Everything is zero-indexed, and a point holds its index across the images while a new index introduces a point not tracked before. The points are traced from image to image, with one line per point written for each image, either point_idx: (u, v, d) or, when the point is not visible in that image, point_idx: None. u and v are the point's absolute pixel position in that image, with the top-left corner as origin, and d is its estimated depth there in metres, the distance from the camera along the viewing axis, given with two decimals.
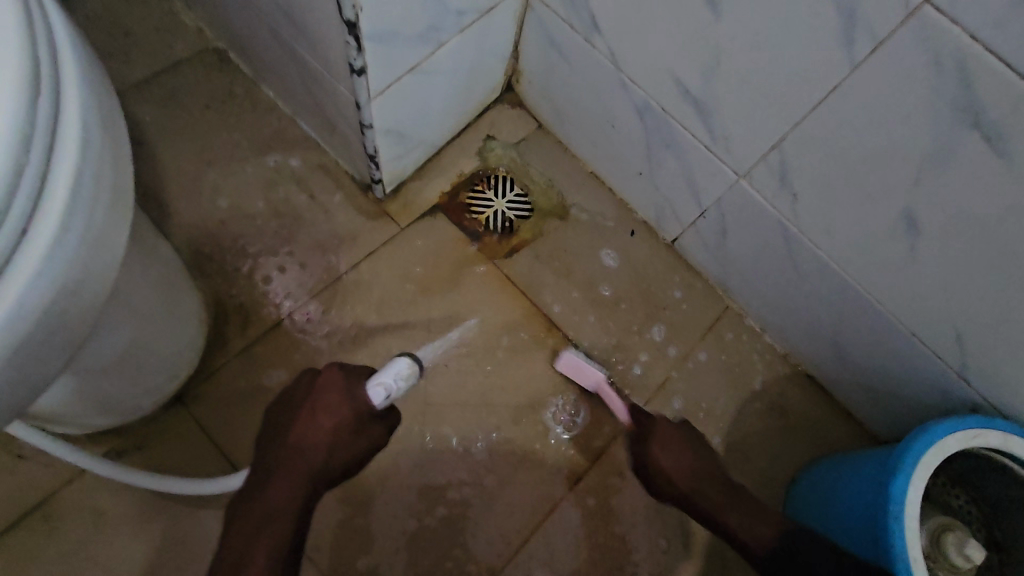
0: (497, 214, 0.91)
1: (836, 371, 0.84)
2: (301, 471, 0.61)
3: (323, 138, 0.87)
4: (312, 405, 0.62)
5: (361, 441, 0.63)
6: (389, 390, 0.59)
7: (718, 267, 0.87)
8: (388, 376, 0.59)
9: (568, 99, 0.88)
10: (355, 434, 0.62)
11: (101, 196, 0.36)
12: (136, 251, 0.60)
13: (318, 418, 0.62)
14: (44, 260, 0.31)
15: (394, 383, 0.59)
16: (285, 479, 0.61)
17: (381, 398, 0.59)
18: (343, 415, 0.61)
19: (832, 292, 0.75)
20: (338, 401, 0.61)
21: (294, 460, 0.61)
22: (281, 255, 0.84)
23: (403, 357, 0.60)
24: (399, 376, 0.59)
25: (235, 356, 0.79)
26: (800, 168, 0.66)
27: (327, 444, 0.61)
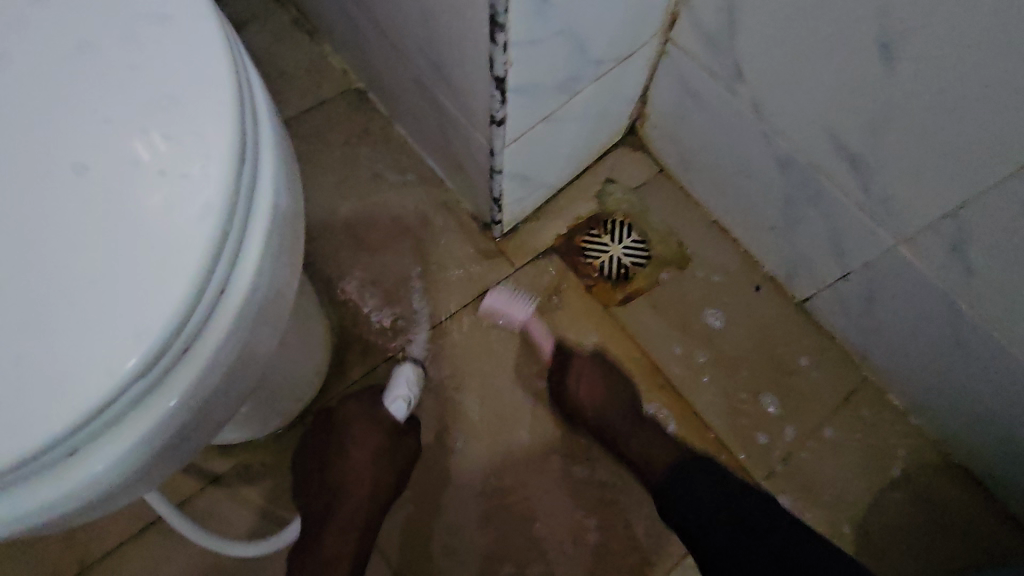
0: (613, 260, 0.88)
1: (1003, 469, 0.72)
2: (366, 502, 0.71)
3: (448, 176, 0.90)
4: (362, 437, 0.73)
5: (399, 455, 0.74)
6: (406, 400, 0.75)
7: (859, 335, 0.79)
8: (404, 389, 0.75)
9: (698, 145, 0.85)
10: (392, 449, 0.74)
11: (284, 253, 0.38)
12: None
13: (369, 454, 0.72)
14: (234, 317, 0.34)
15: (410, 388, 0.75)
16: (343, 517, 0.70)
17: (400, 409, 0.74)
18: (381, 436, 0.73)
19: (1006, 379, 0.65)
20: (369, 430, 0.74)
21: (346, 484, 0.72)
22: (402, 287, 0.87)
23: (410, 367, 0.77)
24: (411, 381, 0.76)
25: (352, 384, 0.82)
26: (979, 240, 0.58)
27: (362, 476, 0.72)
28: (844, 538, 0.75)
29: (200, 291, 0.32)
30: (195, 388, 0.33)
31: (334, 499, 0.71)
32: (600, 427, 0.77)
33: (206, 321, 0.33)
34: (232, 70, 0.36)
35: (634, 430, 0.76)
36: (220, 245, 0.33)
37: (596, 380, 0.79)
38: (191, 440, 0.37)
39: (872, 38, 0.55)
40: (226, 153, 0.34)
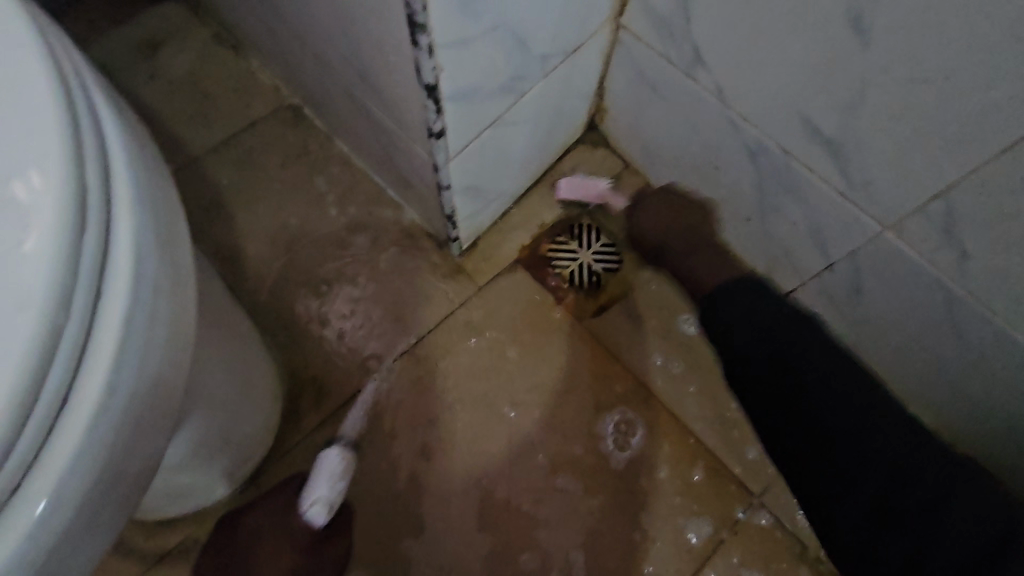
0: (582, 268, 0.82)
1: (1009, 456, 0.68)
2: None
3: (397, 193, 0.82)
4: (265, 541, 0.70)
5: (317, 567, 0.70)
6: (325, 502, 0.70)
7: (849, 327, 0.74)
8: (320, 489, 0.70)
9: (663, 138, 0.79)
10: (309, 562, 0.70)
11: (161, 322, 0.33)
12: (213, 332, 0.56)
13: (281, 563, 0.69)
14: (95, 409, 0.28)
15: (332, 486, 0.71)
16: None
17: (320, 513, 0.70)
18: (293, 541, 0.70)
19: (1007, 366, 0.61)
20: (285, 530, 0.70)
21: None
22: (357, 320, 0.79)
23: (331, 452, 0.72)
24: (334, 477, 0.71)
25: (310, 433, 0.74)
26: (972, 223, 0.53)
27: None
28: None
29: (38, 385, 0.27)
30: (56, 502, 0.28)
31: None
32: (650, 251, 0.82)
33: (56, 418, 0.28)
34: (67, 138, 0.30)
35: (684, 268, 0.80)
36: (58, 323, 0.28)
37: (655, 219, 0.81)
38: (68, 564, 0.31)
39: (840, 10, 0.49)
40: (55, 240, 0.28)
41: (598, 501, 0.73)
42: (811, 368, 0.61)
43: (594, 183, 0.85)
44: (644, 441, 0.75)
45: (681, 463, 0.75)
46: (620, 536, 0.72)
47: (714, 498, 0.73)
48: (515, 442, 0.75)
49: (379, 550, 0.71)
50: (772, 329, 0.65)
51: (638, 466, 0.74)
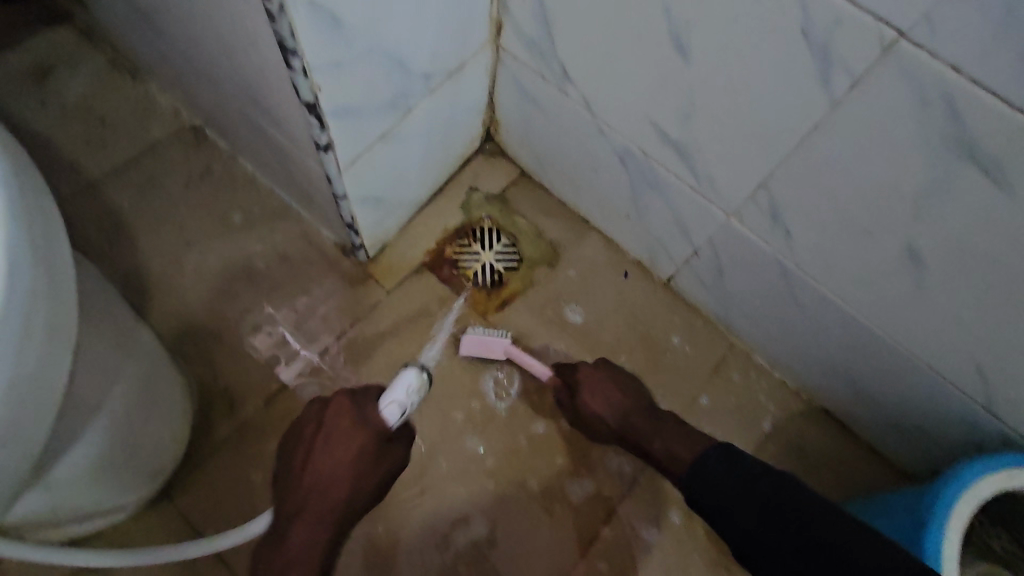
0: (485, 267, 0.89)
1: (854, 407, 0.78)
2: (322, 503, 0.61)
3: (303, 208, 0.86)
4: (330, 439, 0.62)
5: (384, 464, 0.64)
6: (403, 406, 0.61)
7: (719, 306, 0.84)
8: (400, 392, 0.61)
9: (550, 145, 0.87)
10: (376, 463, 0.63)
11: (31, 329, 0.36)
12: (104, 349, 0.57)
13: (346, 457, 0.61)
14: None
15: (410, 396, 0.61)
16: (304, 527, 0.60)
17: (395, 415, 0.61)
18: (362, 443, 0.62)
19: (837, 328, 0.71)
20: (356, 440, 0.62)
21: (317, 492, 0.61)
22: (268, 332, 0.82)
23: (412, 369, 0.61)
24: (412, 388, 0.61)
25: (221, 443, 0.75)
26: (789, 207, 0.63)
27: (343, 475, 0.61)
28: None
29: None
30: None
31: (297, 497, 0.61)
32: (624, 436, 0.72)
33: None
34: None
35: (657, 427, 0.70)
36: None
37: (602, 395, 0.75)
38: None
39: (663, 31, 0.58)
40: None
41: (494, 477, 0.78)
42: (820, 532, 0.52)
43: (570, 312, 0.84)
44: (525, 408, 0.81)
45: (566, 430, 0.81)
46: (519, 510, 0.77)
47: (593, 457, 0.80)
48: (427, 433, 0.79)
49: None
50: (771, 506, 0.55)
51: (521, 432, 0.80)
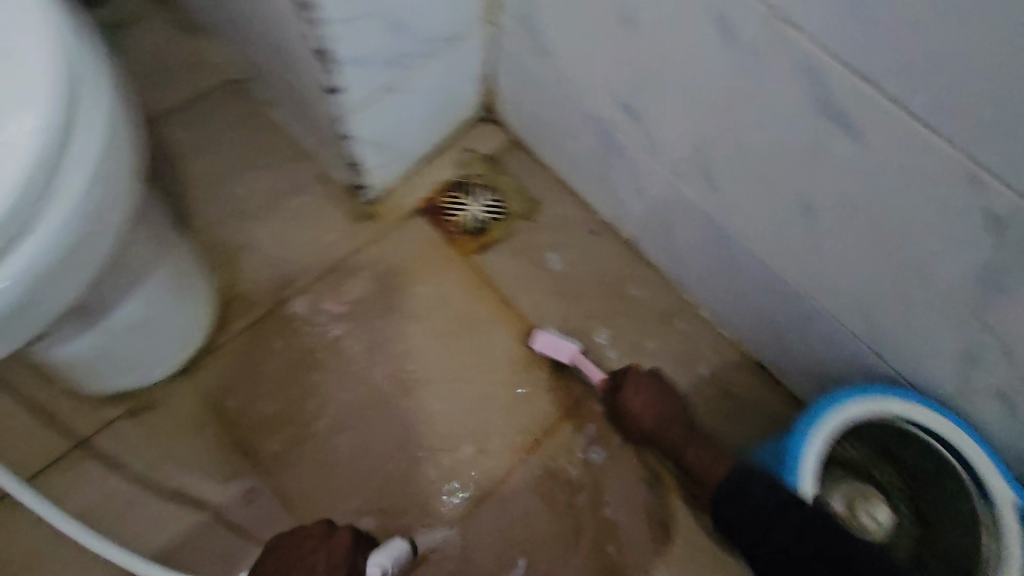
0: (471, 216, 1.02)
1: (778, 357, 0.88)
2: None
3: (320, 152, 1.01)
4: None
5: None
6: (384, 568, 0.73)
7: (671, 263, 0.95)
8: (384, 557, 0.75)
9: (536, 114, 0.99)
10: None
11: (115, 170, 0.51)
12: (152, 234, 0.73)
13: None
14: (66, 201, 0.46)
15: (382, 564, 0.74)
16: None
17: (376, 574, 0.72)
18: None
19: (761, 281, 0.82)
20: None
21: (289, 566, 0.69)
22: (282, 252, 0.97)
23: (400, 540, 0.78)
24: (394, 562, 0.75)
25: (235, 335, 0.91)
26: (716, 166, 0.75)
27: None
28: None
29: (37, 179, 0.44)
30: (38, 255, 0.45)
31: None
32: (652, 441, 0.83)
33: (43, 203, 0.45)
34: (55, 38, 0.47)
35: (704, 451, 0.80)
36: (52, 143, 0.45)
37: (653, 399, 0.84)
38: (36, 302, 0.48)
39: (615, 9, 0.71)
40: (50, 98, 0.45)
41: (458, 387, 0.91)
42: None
43: (565, 344, 0.90)
44: (491, 336, 0.94)
45: (524, 357, 0.93)
46: (475, 417, 0.89)
47: (546, 380, 0.92)
48: (405, 347, 0.93)
49: (279, 416, 0.88)
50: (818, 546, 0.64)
51: (486, 354, 0.93)
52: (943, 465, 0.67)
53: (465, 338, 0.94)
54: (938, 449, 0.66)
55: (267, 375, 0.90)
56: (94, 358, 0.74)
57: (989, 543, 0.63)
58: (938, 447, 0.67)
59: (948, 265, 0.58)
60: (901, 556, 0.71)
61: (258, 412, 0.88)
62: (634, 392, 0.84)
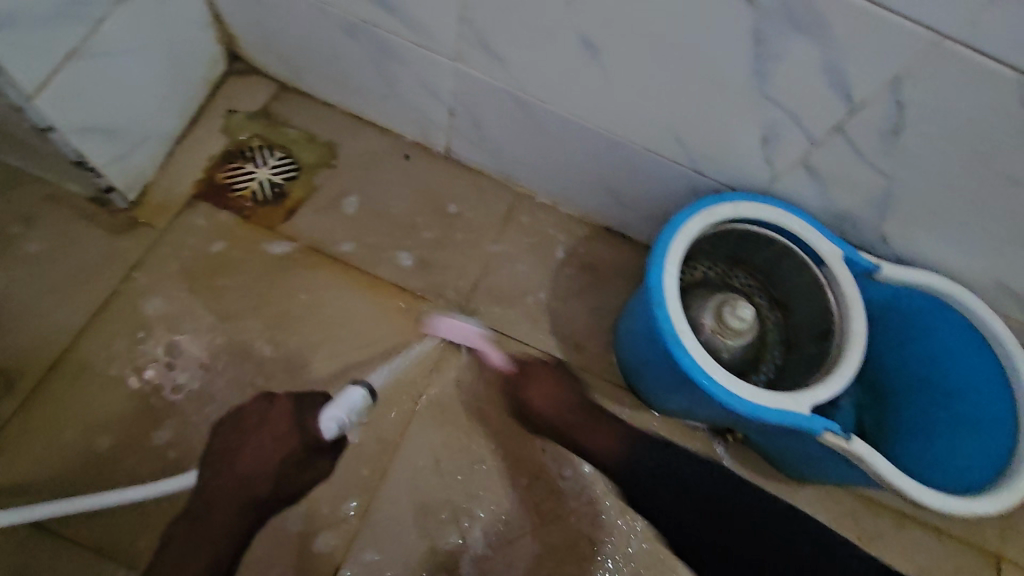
0: (263, 183, 0.87)
1: (621, 214, 0.89)
2: (241, 500, 0.73)
3: (34, 166, 0.79)
4: (263, 433, 0.76)
5: (307, 473, 0.75)
6: (341, 421, 0.71)
7: (492, 160, 0.90)
8: (343, 411, 0.71)
9: (291, 44, 0.86)
10: (300, 468, 0.76)
11: None
12: None
13: (268, 442, 0.76)
14: None
15: (348, 416, 0.71)
16: (199, 531, 0.72)
17: (333, 429, 0.71)
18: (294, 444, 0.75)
19: (578, 144, 0.79)
20: (289, 433, 0.76)
21: (210, 526, 0.72)
22: (35, 303, 0.76)
23: (357, 390, 0.72)
24: (352, 409, 0.71)
25: (9, 422, 0.72)
26: (489, 32, 0.68)
27: (257, 468, 0.75)
28: (542, 323, 0.87)
29: None
30: None
31: (212, 491, 0.73)
32: (566, 432, 0.79)
33: None
34: None
35: (586, 427, 0.80)
36: None
37: (547, 387, 0.81)
38: None
39: None
40: None
41: (318, 368, 0.80)
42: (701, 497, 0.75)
43: (464, 326, 0.82)
44: (336, 302, 0.83)
45: (378, 310, 0.84)
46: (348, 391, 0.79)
47: (411, 324, 0.84)
48: (239, 351, 0.79)
49: (106, 486, 0.71)
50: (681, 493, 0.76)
51: (336, 323, 0.82)
52: (779, 248, 0.72)
53: (306, 315, 0.82)
54: (774, 237, 0.71)
55: (74, 448, 0.72)
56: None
57: (833, 298, 0.68)
58: (771, 234, 0.71)
59: (723, 51, 0.58)
60: (774, 345, 0.76)
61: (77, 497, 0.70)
62: (530, 381, 0.82)
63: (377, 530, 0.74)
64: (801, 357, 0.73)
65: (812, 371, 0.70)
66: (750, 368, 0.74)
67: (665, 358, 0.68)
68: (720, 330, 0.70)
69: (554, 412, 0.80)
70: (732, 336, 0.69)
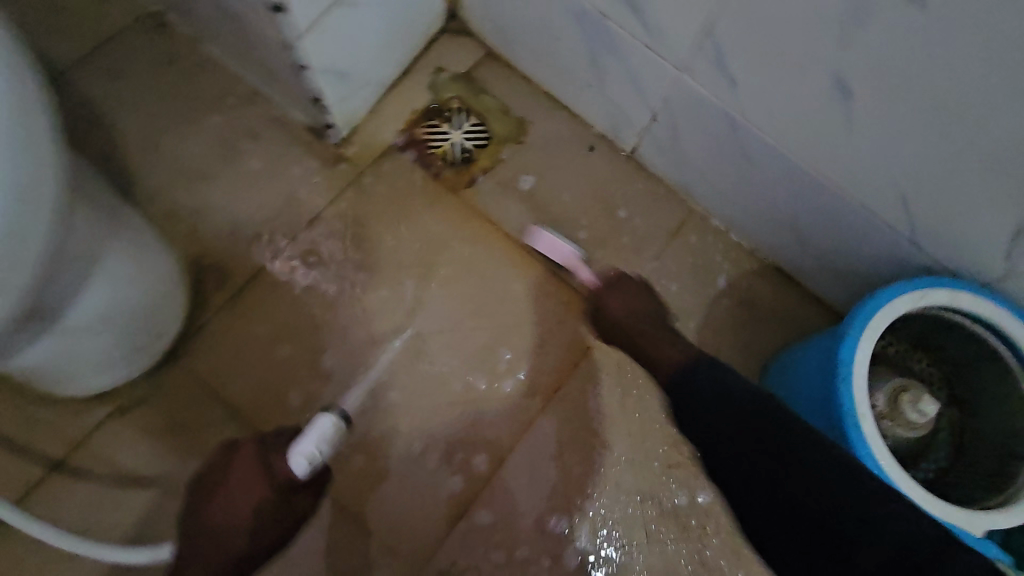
0: (455, 146, 0.92)
1: (800, 260, 0.84)
2: (211, 550, 0.62)
3: (271, 89, 0.87)
4: (231, 481, 0.63)
5: (288, 514, 0.64)
6: (310, 459, 0.57)
7: (678, 171, 0.88)
8: (308, 446, 0.57)
9: (512, 18, 0.87)
10: (280, 508, 0.63)
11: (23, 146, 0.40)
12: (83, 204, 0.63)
13: (234, 491, 0.63)
14: None
15: (318, 446, 0.58)
16: (203, 562, 0.63)
17: (303, 466, 0.57)
18: (258, 491, 0.61)
19: (787, 182, 0.75)
20: (257, 475, 0.61)
21: (204, 537, 0.63)
22: (250, 213, 0.86)
23: (326, 416, 0.59)
24: (323, 436, 0.58)
25: (218, 311, 0.82)
26: (734, 54, 0.65)
27: (222, 516, 0.62)
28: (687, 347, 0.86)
29: None
30: None
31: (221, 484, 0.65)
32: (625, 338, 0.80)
33: None
34: None
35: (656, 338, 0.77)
36: None
37: (632, 299, 0.82)
38: None
39: None
40: None
41: (470, 334, 0.84)
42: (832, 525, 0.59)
43: (565, 246, 0.87)
44: (496, 275, 0.87)
45: (534, 293, 0.87)
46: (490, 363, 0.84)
47: (563, 315, 0.86)
48: (405, 299, 0.85)
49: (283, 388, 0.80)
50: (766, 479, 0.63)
51: (495, 294, 0.86)
52: (987, 349, 0.66)
53: (468, 281, 0.86)
54: (982, 337, 0.65)
55: (265, 347, 0.82)
56: (55, 364, 0.67)
57: None
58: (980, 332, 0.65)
59: (1008, 136, 0.52)
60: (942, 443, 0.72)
61: (255, 390, 0.80)
62: (618, 289, 0.83)
63: (493, 501, 0.79)
64: (973, 469, 0.68)
65: (985, 490, 0.65)
66: (909, 461, 0.71)
67: (825, 427, 0.66)
68: (891, 416, 0.67)
69: (624, 326, 0.80)
70: (904, 425, 0.67)
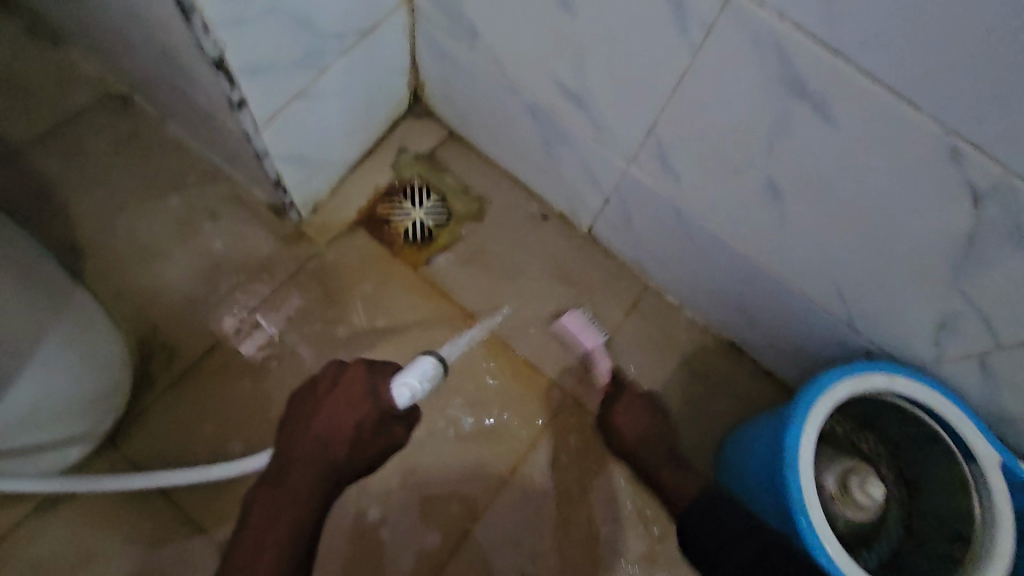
0: (415, 224, 0.94)
1: (750, 338, 0.87)
2: (294, 517, 0.59)
3: (231, 169, 0.89)
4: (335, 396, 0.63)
5: (382, 438, 0.64)
6: None
7: (631, 249, 0.91)
8: None
9: (472, 106, 0.91)
10: (377, 435, 0.64)
11: None
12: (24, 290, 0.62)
13: (301, 482, 0.60)
14: None
15: None
16: (301, 473, 0.61)
17: None
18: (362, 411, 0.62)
19: (733, 266, 0.78)
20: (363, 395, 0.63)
21: (299, 457, 0.61)
22: (204, 291, 0.85)
23: None
24: None
25: (162, 394, 0.80)
26: (674, 151, 0.70)
27: (325, 435, 0.61)
28: None
29: None
30: None
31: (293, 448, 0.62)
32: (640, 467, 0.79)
33: None
34: None
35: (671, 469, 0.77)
36: None
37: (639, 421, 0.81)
38: None
39: None
40: None
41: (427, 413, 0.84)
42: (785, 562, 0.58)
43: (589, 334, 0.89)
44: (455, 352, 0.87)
45: (492, 371, 0.87)
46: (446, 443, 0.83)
47: (521, 393, 0.87)
48: None
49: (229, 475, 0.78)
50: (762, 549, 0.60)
51: (453, 371, 0.86)
52: (929, 431, 0.68)
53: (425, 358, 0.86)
54: (923, 419, 0.67)
55: (213, 430, 0.80)
56: None
57: (977, 507, 0.63)
58: (920, 415, 0.67)
59: (922, 239, 0.56)
60: (892, 523, 0.73)
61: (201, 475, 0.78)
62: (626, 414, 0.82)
63: None
64: (920, 550, 0.69)
65: (933, 574, 0.66)
66: (861, 544, 0.72)
67: (774, 512, 0.67)
68: (841, 498, 0.69)
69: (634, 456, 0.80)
70: (852, 507, 0.68)
